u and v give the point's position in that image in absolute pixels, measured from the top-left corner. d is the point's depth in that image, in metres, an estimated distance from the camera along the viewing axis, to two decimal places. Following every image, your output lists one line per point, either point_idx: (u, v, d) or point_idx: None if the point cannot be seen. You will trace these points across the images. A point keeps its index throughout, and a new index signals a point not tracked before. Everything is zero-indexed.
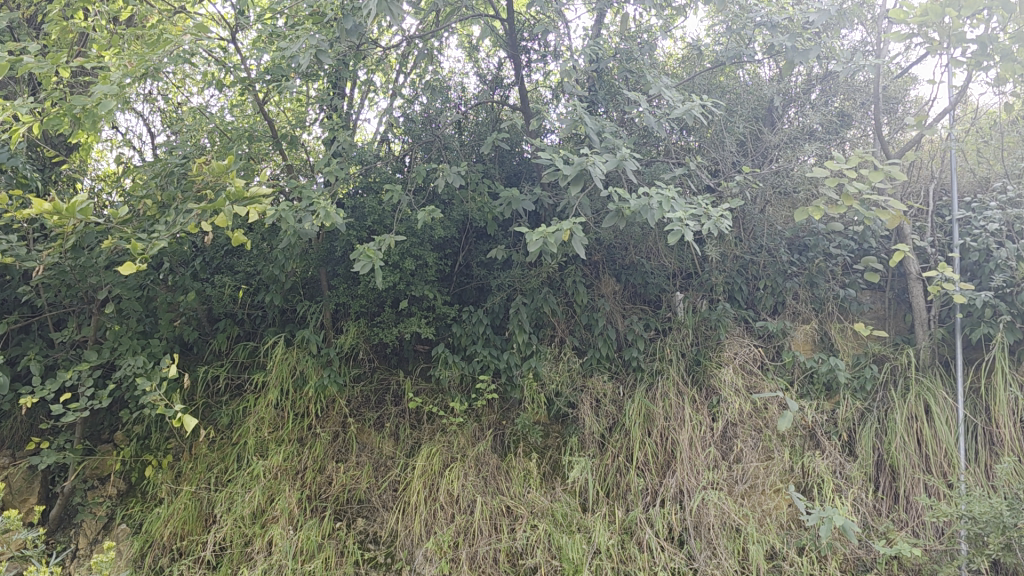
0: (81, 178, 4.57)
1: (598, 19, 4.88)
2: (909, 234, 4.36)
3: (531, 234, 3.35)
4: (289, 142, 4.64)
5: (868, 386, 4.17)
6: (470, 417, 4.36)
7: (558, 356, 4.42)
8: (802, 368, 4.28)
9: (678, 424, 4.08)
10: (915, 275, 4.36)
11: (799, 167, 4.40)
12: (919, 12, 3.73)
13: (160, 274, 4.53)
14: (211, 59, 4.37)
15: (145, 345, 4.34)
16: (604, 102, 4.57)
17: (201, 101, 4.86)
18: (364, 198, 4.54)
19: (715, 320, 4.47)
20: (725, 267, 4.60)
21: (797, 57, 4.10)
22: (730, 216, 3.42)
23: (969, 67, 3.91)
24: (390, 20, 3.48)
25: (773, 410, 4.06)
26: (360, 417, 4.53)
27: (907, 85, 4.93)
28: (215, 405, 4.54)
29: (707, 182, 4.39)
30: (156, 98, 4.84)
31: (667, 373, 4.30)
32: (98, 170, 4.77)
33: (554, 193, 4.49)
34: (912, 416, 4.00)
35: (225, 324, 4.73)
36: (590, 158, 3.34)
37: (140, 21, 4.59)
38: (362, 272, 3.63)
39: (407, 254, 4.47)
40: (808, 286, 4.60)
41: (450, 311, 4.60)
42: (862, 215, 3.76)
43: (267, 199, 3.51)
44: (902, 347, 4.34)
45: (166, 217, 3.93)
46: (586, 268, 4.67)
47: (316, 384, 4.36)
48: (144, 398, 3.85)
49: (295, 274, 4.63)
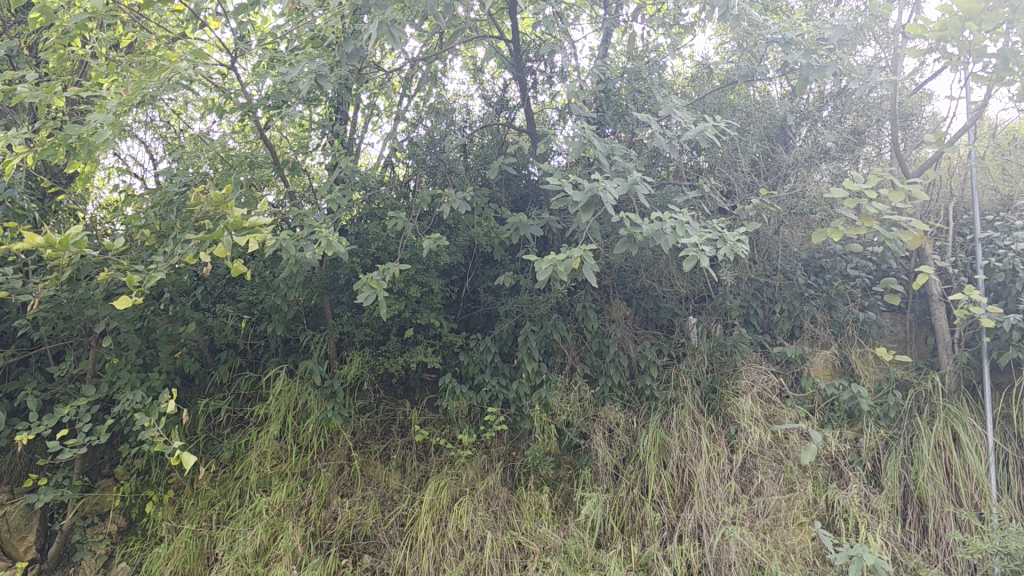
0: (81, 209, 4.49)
1: (604, 38, 4.80)
2: (931, 255, 4.23)
3: (540, 262, 3.22)
4: (291, 168, 4.54)
5: (891, 413, 4.03)
6: (479, 449, 4.23)
7: (569, 385, 4.29)
8: (822, 395, 4.13)
9: (695, 455, 3.94)
10: (937, 296, 4.23)
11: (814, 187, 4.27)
12: (938, 26, 3.61)
13: (160, 305, 4.42)
14: (210, 86, 4.30)
15: (144, 378, 4.23)
16: (612, 123, 4.47)
17: (203, 128, 4.78)
18: (368, 225, 4.43)
19: (731, 346, 4.33)
20: (740, 290, 4.47)
21: (812, 74, 3.98)
22: (746, 241, 3.29)
23: (991, 82, 3.78)
24: (390, 45, 3.39)
25: (794, 440, 3.92)
26: (365, 450, 4.40)
27: (924, 101, 4.81)
28: (216, 438, 4.41)
29: (721, 205, 4.26)
30: (158, 124, 4.76)
31: (682, 402, 4.16)
32: (99, 199, 4.68)
33: (563, 218, 4.38)
34: (940, 445, 3.85)
35: (227, 355, 4.62)
36: (600, 183, 3.22)
37: (140, 48, 4.53)
38: (366, 303, 3.51)
39: (412, 282, 4.36)
40: (826, 309, 4.46)
41: (457, 339, 4.49)
42: (883, 236, 3.62)
43: (267, 228, 3.39)
44: (925, 371, 4.19)
45: (164, 247, 3.82)
46: (596, 293, 4.54)
47: (319, 417, 4.25)
48: (142, 435, 3.73)
49: (298, 303, 4.52)
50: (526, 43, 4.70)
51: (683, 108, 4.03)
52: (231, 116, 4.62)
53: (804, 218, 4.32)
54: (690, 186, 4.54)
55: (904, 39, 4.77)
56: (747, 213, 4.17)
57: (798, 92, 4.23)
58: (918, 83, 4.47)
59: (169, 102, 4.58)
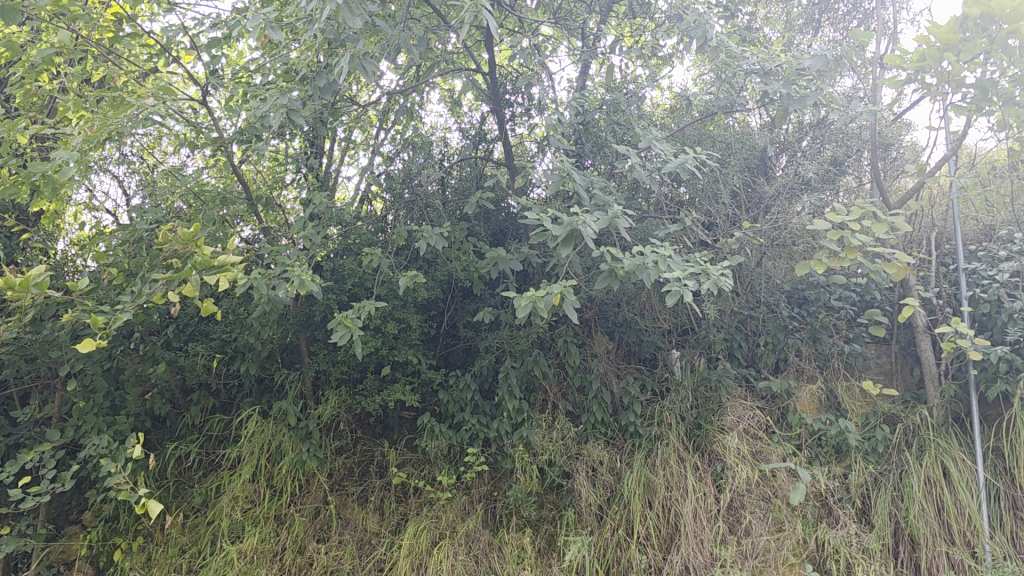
0: (51, 246, 4.35)
1: (582, 70, 4.80)
2: (914, 286, 4.19)
3: (519, 298, 3.13)
4: (265, 204, 4.45)
5: (879, 448, 3.95)
6: (459, 491, 4.11)
7: (551, 424, 4.20)
8: (808, 430, 4.06)
9: (681, 494, 3.84)
10: (922, 328, 4.20)
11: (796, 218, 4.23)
12: (916, 57, 3.60)
13: (130, 345, 4.29)
14: (181, 120, 4.22)
15: (111, 422, 4.08)
16: (591, 154, 4.46)
17: (178, 163, 4.67)
18: (344, 261, 4.34)
19: (716, 381, 4.25)
20: (723, 323, 4.41)
21: (793, 105, 3.95)
22: (730, 274, 3.21)
23: (970, 112, 3.75)
24: (361, 78, 3.29)
25: (782, 477, 3.83)
26: (342, 492, 4.26)
27: (902, 130, 4.79)
28: (187, 483, 4.26)
29: (703, 238, 4.18)
30: (133, 160, 4.66)
31: (667, 439, 4.06)
32: (70, 236, 4.56)
33: (543, 251, 4.30)
34: (930, 481, 3.77)
35: (199, 396, 4.48)
36: (580, 217, 3.14)
37: (111, 83, 4.44)
38: (341, 343, 3.41)
39: (389, 318, 4.27)
40: (810, 341, 4.39)
41: (436, 376, 4.39)
42: (867, 269, 3.56)
43: (238, 265, 3.28)
44: (913, 404, 4.12)
45: (131, 286, 3.70)
46: (577, 327, 4.46)
47: (294, 460, 4.12)
48: (108, 481, 3.58)
49: (272, 341, 4.41)
50: (504, 74, 4.67)
51: (663, 140, 3.98)
52: (204, 150, 4.52)
53: (786, 250, 4.27)
54: (672, 218, 4.49)
55: (881, 69, 4.79)
56: (730, 244, 4.11)
57: (778, 122, 4.20)
58: (897, 113, 4.45)
59: (142, 136, 4.48)
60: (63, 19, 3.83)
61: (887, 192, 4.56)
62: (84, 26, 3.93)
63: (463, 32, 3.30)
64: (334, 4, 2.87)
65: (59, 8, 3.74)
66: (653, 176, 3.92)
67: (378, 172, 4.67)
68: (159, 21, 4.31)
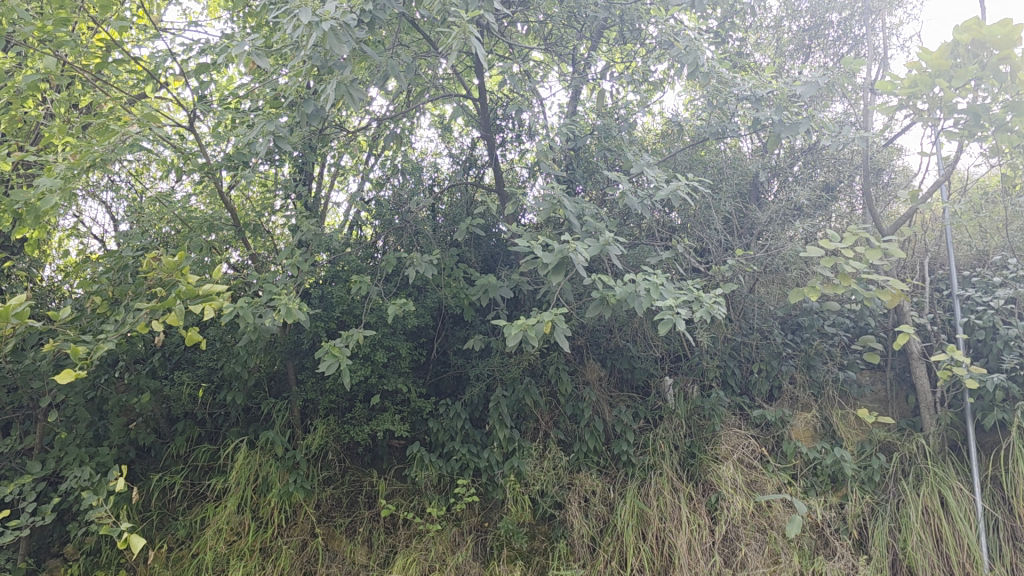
0: (42, 272, 4.28)
1: (573, 96, 4.80)
2: (908, 312, 4.15)
3: (510, 327, 3.06)
4: (252, 230, 4.41)
5: (875, 477, 3.90)
6: (449, 522, 4.03)
7: (542, 453, 4.13)
8: (804, 459, 3.99)
9: (675, 525, 3.78)
10: (917, 355, 4.19)
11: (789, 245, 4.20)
12: (907, 83, 3.59)
13: (114, 373, 4.22)
14: (169, 146, 4.18)
15: (93, 454, 4.00)
16: (582, 181, 4.44)
17: (168, 188, 4.62)
18: (333, 287, 4.29)
19: (709, 409, 4.20)
20: (717, 350, 4.36)
21: (785, 131, 3.93)
22: (723, 302, 3.16)
23: (962, 138, 3.72)
24: (349, 105, 3.30)
25: (777, 508, 3.77)
26: (330, 524, 4.18)
27: (894, 155, 4.77)
28: (172, 514, 4.17)
29: (696, 264, 4.14)
30: (121, 185, 4.60)
31: (661, 468, 3.99)
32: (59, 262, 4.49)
33: (534, 278, 4.26)
34: (928, 511, 3.71)
35: (184, 425, 4.41)
36: (571, 244, 3.09)
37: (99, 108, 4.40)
38: (328, 372, 3.35)
39: (379, 346, 4.21)
40: (805, 368, 4.35)
41: (425, 404, 4.33)
42: (862, 295, 3.52)
43: (223, 293, 3.21)
44: (909, 432, 4.07)
45: (114, 315, 3.63)
46: (569, 355, 4.42)
47: (280, 491, 4.05)
48: (89, 515, 3.49)
49: (259, 370, 4.35)
50: (494, 100, 4.64)
51: (654, 166, 3.96)
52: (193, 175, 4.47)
53: (778, 274, 4.23)
54: (664, 244, 4.46)
55: (872, 95, 4.78)
56: (723, 271, 4.07)
57: (770, 149, 4.17)
58: (889, 138, 4.43)
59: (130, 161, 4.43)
60: (48, 46, 3.80)
61: (880, 219, 4.53)
62: (70, 53, 3.91)
63: (453, 58, 3.27)
64: (321, 30, 2.84)
65: (45, 34, 3.71)
66: (644, 203, 3.89)
67: (369, 197, 4.67)
68: (147, 47, 4.28)
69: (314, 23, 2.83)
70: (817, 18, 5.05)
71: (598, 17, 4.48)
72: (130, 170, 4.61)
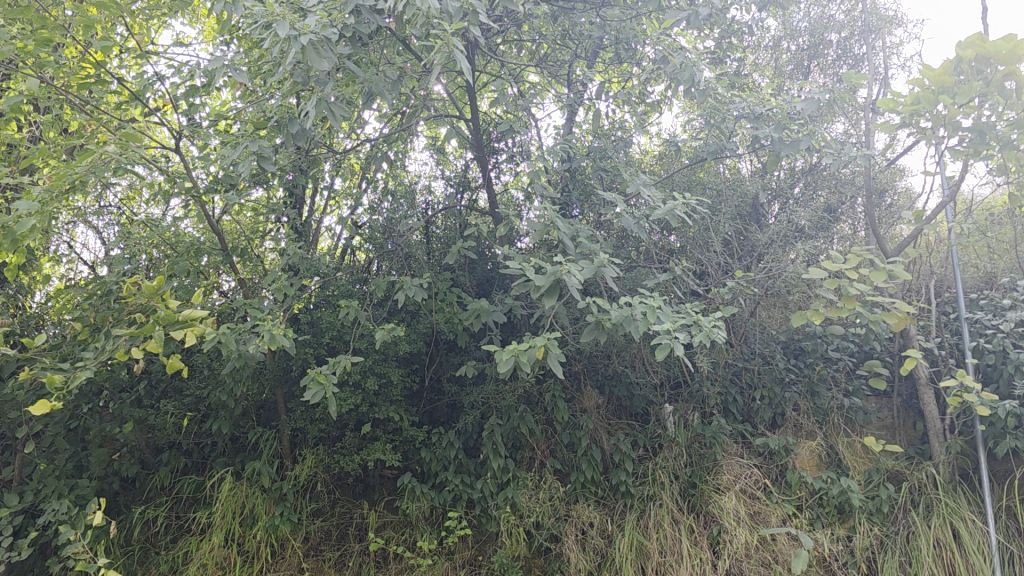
0: (28, 298, 4.19)
1: (570, 117, 4.71)
2: (915, 336, 4.01)
3: (501, 353, 2.93)
4: (240, 255, 4.27)
5: (885, 508, 3.72)
6: (441, 556, 3.89)
7: (538, 484, 3.99)
8: (809, 490, 3.84)
9: (676, 559, 3.63)
10: (924, 381, 4.03)
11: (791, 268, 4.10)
12: (910, 100, 3.46)
13: (98, 402, 4.10)
14: (156, 169, 4.09)
15: (73, 486, 3.86)
16: (578, 204, 4.31)
17: (157, 213, 4.53)
18: (322, 313, 4.18)
19: (710, 437, 4.05)
20: (717, 376, 4.22)
21: (784, 148, 3.85)
22: (723, 325, 3.03)
23: (968, 157, 3.61)
24: (329, 121, 3.23)
25: (782, 542, 3.59)
26: (318, 557, 4.02)
27: (897, 176, 4.68)
28: (155, 548, 4.01)
29: (695, 287, 4.02)
30: (112, 209, 4.51)
31: (661, 499, 3.85)
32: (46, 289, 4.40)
33: (528, 302, 4.14)
34: (940, 544, 3.56)
35: (169, 456, 4.28)
36: (564, 266, 2.97)
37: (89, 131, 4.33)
38: (313, 401, 3.23)
39: (370, 373, 4.10)
40: (809, 395, 4.21)
41: (418, 433, 4.20)
42: (867, 319, 3.40)
43: (203, 318, 3.09)
44: (917, 461, 3.93)
45: (95, 342, 3.52)
46: (566, 381, 4.30)
47: (266, 524, 3.91)
48: (65, 551, 3.35)
49: (246, 398, 4.24)
50: (488, 121, 4.56)
51: (651, 186, 3.86)
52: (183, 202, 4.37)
53: (777, 298, 4.13)
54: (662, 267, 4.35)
55: (874, 114, 4.70)
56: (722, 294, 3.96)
57: (769, 167, 4.12)
58: (891, 158, 4.33)
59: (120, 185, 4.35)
60: (31, 66, 3.73)
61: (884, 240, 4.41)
62: (54, 74, 3.83)
63: (441, 76, 3.17)
64: (300, 43, 2.76)
65: (25, 54, 3.63)
66: (641, 224, 3.79)
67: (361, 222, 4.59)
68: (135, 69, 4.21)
69: (293, 38, 2.74)
70: (816, 37, 4.98)
71: (593, 37, 4.42)
72: (121, 194, 4.53)
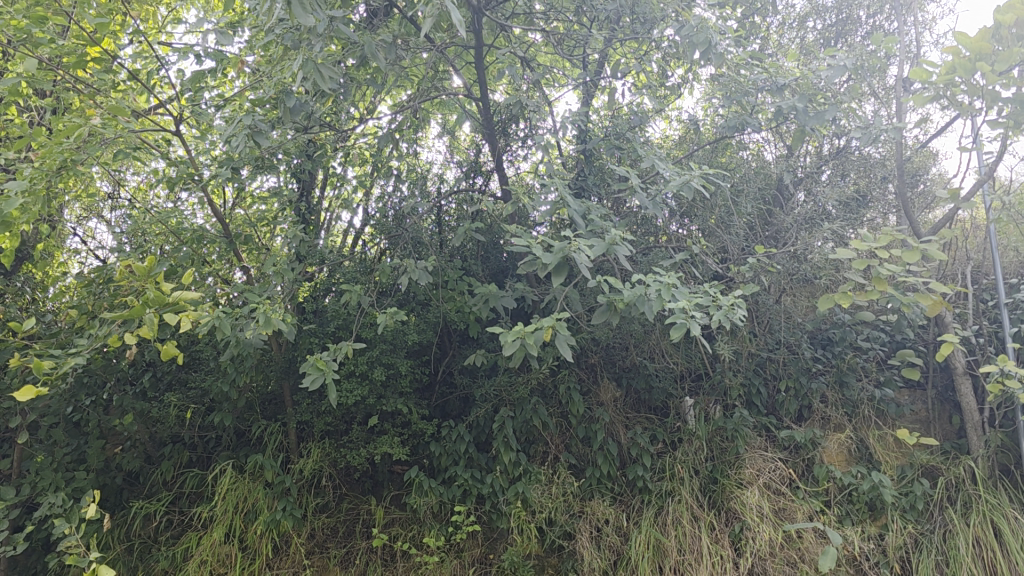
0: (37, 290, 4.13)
1: (586, 100, 4.57)
2: (951, 323, 3.77)
3: (505, 335, 2.75)
4: (244, 242, 4.14)
5: (919, 505, 3.49)
6: (449, 553, 3.73)
7: (551, 478, 3.82)
8: (837, 485, 3.62)
9: (695, 557, 3.43)
10: (960, 371, 3.75)
11: (817, 250, 3.91)
12: (945, 70, 3.22)
13: (100, 394, 3.99)
14: (159, 154, 3.97)
15: (71, 479, 3.74)
16: (595, 188, 4.15)
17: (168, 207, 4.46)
18: (330, 301, 4.08)
19: (732, 430, 3.83)
20: (740, 366, 4.01)
21: (810, 120, 3.68)
22: (743, 305, 2.84)
23: (1009, 131, 3.36)
24: (316, 81, 3.24)
25: (809, 538, 3.39)
26: (323, 555, 3.87)
27: (929, 160, 4.46)
28: (155, 544, 3.87)
29: (715, 269, 3.84)
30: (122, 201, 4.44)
31: (679, 495, 3.66)
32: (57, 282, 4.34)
33: (540, 289, 3.97)
34: (979, 542, 3.32)
35: (172, 449, 4.15)
36: (573, 243, 2.80)
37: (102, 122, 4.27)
38: (311, 387, 3.08)
39: (377, 363, 3.97)
40: (837, 386, 3.96)
41: (427, 427, 4.05)
42: (899, 301, 3.18)
43: (195, 298, 2.94)
44: (954, 456, 3.69)
45: (90, 328, 3.39)
46: (581, 373, 4.13)
47: (268, 518, 3.76)
48: (57, 544, 3.22)
49: (251, 390, 4.12)
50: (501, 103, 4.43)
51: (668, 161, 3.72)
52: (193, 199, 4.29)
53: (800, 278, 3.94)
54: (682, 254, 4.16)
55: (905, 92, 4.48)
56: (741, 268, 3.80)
57: (795, 144, 3.94)
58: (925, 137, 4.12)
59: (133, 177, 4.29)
60: (28, 46, 3.62)
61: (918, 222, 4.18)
62: (52, 55, 3.72)
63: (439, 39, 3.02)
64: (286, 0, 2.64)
65: (17, 32, 3.55)
66: (657, 202, 3.63)
67: (372, 212, 4.42)
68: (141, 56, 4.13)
69: None
70: (845, 14, 4.77)
71: (608, 12, 4.25)
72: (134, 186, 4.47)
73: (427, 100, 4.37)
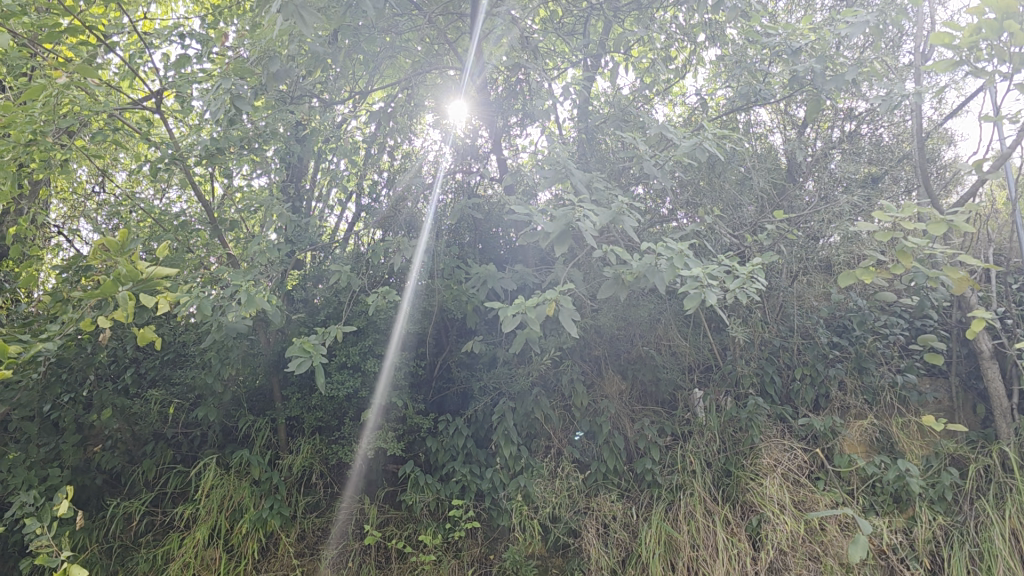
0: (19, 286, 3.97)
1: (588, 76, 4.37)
2: (977, 304, 3.56)
3: (506, 312, 2.56)
4: (229, 229, 3.94)
5: (948, 496, 3.27)
6: (448, 553, 3.54)
7: (554, 472, 3.63)
8: (860, 476, 3.40)
9: (710, 553, 3.23)
10: (987, 354, 3.54)
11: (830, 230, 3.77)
12: (970, 30, 2.99)
13: (78, 390, 3.78)
14: (141, 135, 3.78)
15: (45, 478, 3.52)
16: (599, 168, 3.93)
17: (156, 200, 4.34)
18: (320, 290, 3.91)
19: (746, 420, 3.60)
20: (752, 354, 3.83)
21: (830, 82, 3.57)
22: (763, 275, 2.71)
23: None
24: (299, 26, 3.03)
25: (832, 532, 3.14)
26: (313, 557, 3.64)
27: (941, 145, 4.32)
28: (135, 547, 3.65)
29: (728, 238, 3.78)
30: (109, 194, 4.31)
31: (691, 489, 3.46)
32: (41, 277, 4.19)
33: (541, 273, 3.77)
34: (1015, 533, 3.10)
35: (155, 447, 3.94)
36: (576, 210, 2.69)
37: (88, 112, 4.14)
38: (298, 371, 2.87)
39: (371, 354, 3.80)
40: (856, 373, 3.75)
41: (424, 422, 3.84)
42: (925, 275, 2.98)
43: (172, 275, 2.71)
44: (982, 444, 3.47)
45: (61, 314, 3.17)
46: (585, 365, 3.93)
47: (254, 517, 3.55)
48: (27, 545, 2.99)
49: (236, 383, 3.90)
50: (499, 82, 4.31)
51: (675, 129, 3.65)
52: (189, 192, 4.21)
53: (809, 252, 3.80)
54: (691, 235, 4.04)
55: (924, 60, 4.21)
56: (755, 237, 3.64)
57: (812, 113, 3.81)
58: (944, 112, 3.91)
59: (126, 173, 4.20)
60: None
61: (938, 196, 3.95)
62: (23, 28, 3.52)
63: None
64: None
65: None
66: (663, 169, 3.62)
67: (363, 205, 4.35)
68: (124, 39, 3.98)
69: None
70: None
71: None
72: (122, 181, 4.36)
73: (423, 77, 4.25)
